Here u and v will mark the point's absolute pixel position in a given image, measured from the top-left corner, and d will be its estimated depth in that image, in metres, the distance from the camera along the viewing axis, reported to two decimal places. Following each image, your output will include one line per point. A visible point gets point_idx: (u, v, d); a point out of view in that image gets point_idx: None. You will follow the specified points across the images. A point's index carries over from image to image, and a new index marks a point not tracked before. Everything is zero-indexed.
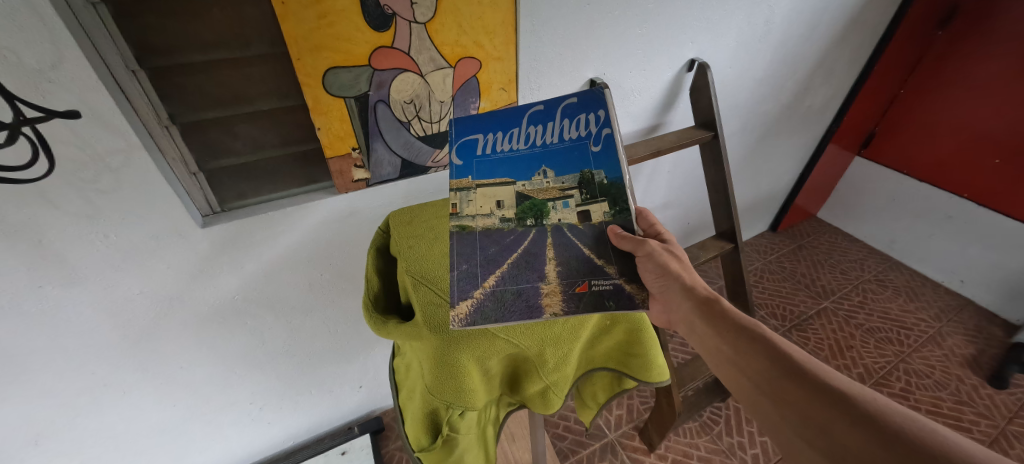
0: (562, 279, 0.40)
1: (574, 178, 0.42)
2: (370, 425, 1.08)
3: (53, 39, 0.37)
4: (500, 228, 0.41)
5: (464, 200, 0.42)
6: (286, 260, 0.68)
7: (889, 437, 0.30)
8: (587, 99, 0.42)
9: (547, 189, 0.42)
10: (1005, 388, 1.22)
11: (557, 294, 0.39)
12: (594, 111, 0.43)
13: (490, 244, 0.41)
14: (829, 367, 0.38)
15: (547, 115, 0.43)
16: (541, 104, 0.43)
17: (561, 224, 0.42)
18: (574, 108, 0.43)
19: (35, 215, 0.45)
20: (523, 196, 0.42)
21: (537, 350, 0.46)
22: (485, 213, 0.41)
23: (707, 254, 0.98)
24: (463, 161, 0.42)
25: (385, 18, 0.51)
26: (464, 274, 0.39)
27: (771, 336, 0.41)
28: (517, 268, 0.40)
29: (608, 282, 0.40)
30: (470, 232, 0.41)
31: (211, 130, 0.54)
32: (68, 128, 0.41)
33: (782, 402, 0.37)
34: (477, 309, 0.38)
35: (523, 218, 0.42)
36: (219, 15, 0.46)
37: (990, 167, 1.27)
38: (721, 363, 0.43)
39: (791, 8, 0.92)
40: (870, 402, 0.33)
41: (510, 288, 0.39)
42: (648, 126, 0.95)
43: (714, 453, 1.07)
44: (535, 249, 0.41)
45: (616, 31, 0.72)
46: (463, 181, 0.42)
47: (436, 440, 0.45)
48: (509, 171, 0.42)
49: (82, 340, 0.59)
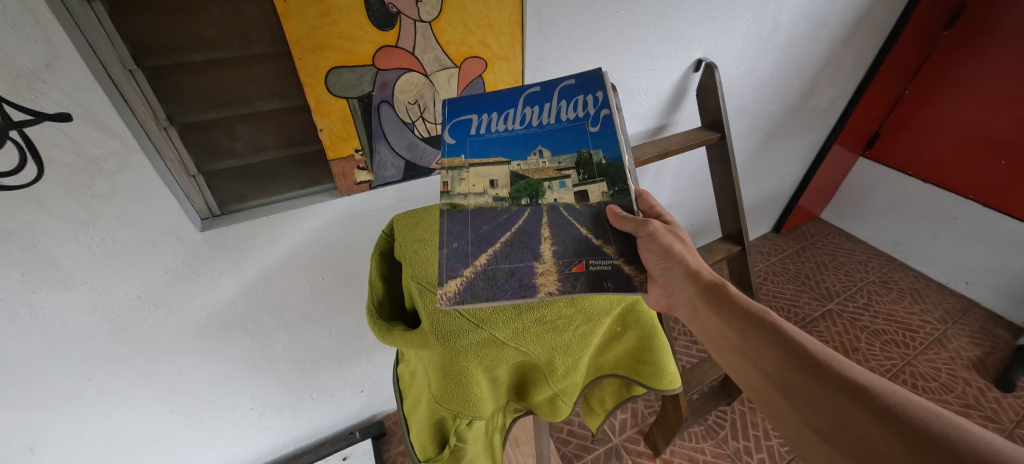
0: (558, 258, 0.39)
1: (572, 158, 0.40)
2: (370, 430, 1.06)
3: (47, 39, 0.35)
4: (493, 207, 0.40)
5: (456, 179, 0.40)
6: (287, 264, 0.67)
7: (912, 433, 0.29)
8: (585, 80, 0.40)
9: (542, 169, 0.40)
10: (1012, 392, 1.21)
11: (552, 273, 0.39)
12: (593, 92, 0.40)
13: (483, 223, 0.39)
14: (840, 355, 0.37)
15: (543, 97, 0.41)
16: (538, 86, 0.41)
17: (557, 204, 0.40)
18: (572, 90, 0.40)
19: (29, 219, 0.43)
20: (518, 176, 0.40)
21: (547, 358, 0.45)
22: (478, 192, 0.40)
23: (714, 256, 0.97)
24: (457, 140, 0.41)
25: (390, 16, 0.50)
26: (453, 253, 0.38)
27: (781, 324, 0.40)
28: (510, 246, 0.39)
29: (606, 262, 0.39)
30: (461, 211, 0.39)
31: (210, 131, 0.52)
32: (60, 130, 0.40)
33: (794, 393, 0.35)
34: (466, 288, 0.37)
35: (518, 198, 0.40)
36: (219, 14, 0.45)
37: (995, 167, 1.26)
38: (726, 351, 0.42)
39: (799, 8, 0.90)
40: (890, 395, 0.32)
41: (502, 266, 0.38)
42: (654, 126, 0.94)
43: (721, 457, 1.06)
44: (530, 228, 0.40)
45: (623, 30, 0.71)
46: (455, 160, 0.40)
47: (442, 451, 0.44)
48: (503, 151, 0.41)
49: (74, 346, 0.57)
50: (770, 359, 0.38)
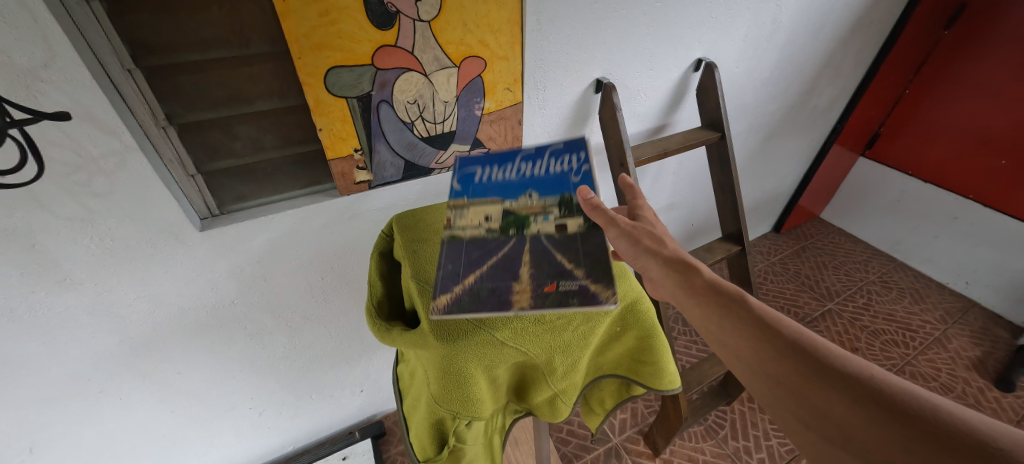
0: (533, 279, 0.38)
1: (555, 199, 0.45)
2: (370, 429, 1.06)
3: (45, 39, 0.35)
4: (486, 237, 0.42)
5: (457, 215, 0.44)
6: (286, 264, 0.67)
7: (892, 416, 0.29)
8: (571, 146, 0.50)
9: (530, 206, 0.44)
10: (1012, 392, 1.21)
11: (526, 292, 0.37)
12: (578, 154, 0.49)
13: (475, 249, 0.41)
14: (824, 338, 0.36)
15: (536, 155, 0.49)
16: (532, 148, 0.50)
17: (539, 233, 0.42)
18: (560, 151, 0.49)
19: (28, 218, 0.43)
20: (509, 212, 0.44)
21: (546, 358, 0.44)
22: (475, 225, 0.43)
23: (714, 256, 0.96)
24: (462, 186, 0.48)
25: (389, 16, 0.49)
26: (447, 273, 0.39)
27: (761, 310, 0.39)
28: (495, 269, 0.39)
29: (575, 282, 0.38)
30: (458, 240, 0.42)
31: (209, 130, 0.52)
32: (59, 129, 0.40)
33: (778, 382, 0.36)
34: (455, 301, 0.37)
35: (507, 229, 0.42)
36: (218, 13, 0.45)
37: (995, 167, 1.26)
38: (712, 340, 0.42)
39: (799, 7, 0.90)
40: (870, 379, 0.32)
41: (485, 284, 0.38)
42: (654, 126, 0.94)
43: (720, 457, 1.06)
44: (513, 253, 0.40)
45: (623, 29, 0.71)
46: (459, 201, 0.46)
47: (442, 451, 0.44)
48: (499, 193, 0.46)
49: (73, 346, 0.57)
50: (753, 350, 0.38)
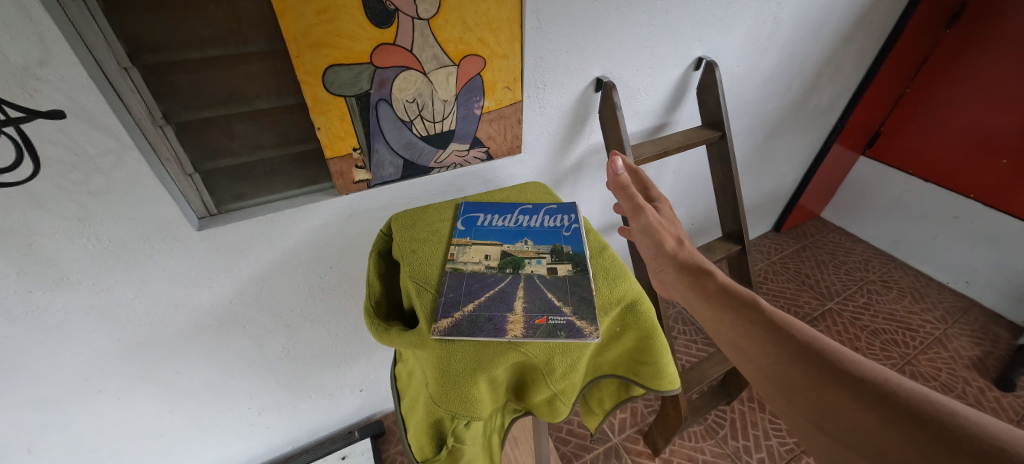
0: (526, 312, 0.43)
1: (548, 247, 0.52)
2: (370, 429, 1.06)
3: (40, 36, 0.35)
4: (484, 272, 0.48)
5: (460, 252, 0.50)
6: (284, 263, 0.67)
7: (902, 418, 0.29)
8: (563, 208, 0.59)
9: (525, 251, 0.51)
10: (1012, 391, 1.21)
11: (519, 323, 0.42)
12: (569, 214, 0.58)
13: (474, 282, 0.46)
14: (836, 343, 0.37)
15: (533, 211, 0.58)
16: (530, 204, 0.60)
17: (532, 273, 0.48)
18: (554, 211, 0.58)
19: (25, 217, 0.43)
20: (507, 253, 0.51)
21: (545, 359, 0.41)
22: (475, 261, 0.49)
23: (714, 256, 0.96)
24: (466, 227, 0.54)
25: (387, 14, 0.49)
26: (447, 300, 0.43)
27: (773, 317, 0.41)
28: (491, 299, 0.44)
29: (564, 317, 0.42)
30: (460, 273, 0.47)
31: (207, 129, 0.52)
32: (55, 128, 0.40)
33: (789, 385, 0.37)
34: (454, 325, 0.41)
35: (504, 267, 0.49)
36: (215, 10, 0.44)
37: (997, 166, 1.26)
38: (725, 345, 0.44)
39: (800, 5, 0.90)
40: (881, 383, 0.32)
41: (483, 313, 0.42)
42: (654, 125, 0.93)
43: (720, 457, 1.06)
44: (508, 289, 0.46)
45: (623, 28, 0.71)
46: (462, 239, 0.52)
47: (441, 451, 0.43)
48: (498, 237, 0.53)
49: (72, 346, 0.57)
50: (764, 353, 0.39)
